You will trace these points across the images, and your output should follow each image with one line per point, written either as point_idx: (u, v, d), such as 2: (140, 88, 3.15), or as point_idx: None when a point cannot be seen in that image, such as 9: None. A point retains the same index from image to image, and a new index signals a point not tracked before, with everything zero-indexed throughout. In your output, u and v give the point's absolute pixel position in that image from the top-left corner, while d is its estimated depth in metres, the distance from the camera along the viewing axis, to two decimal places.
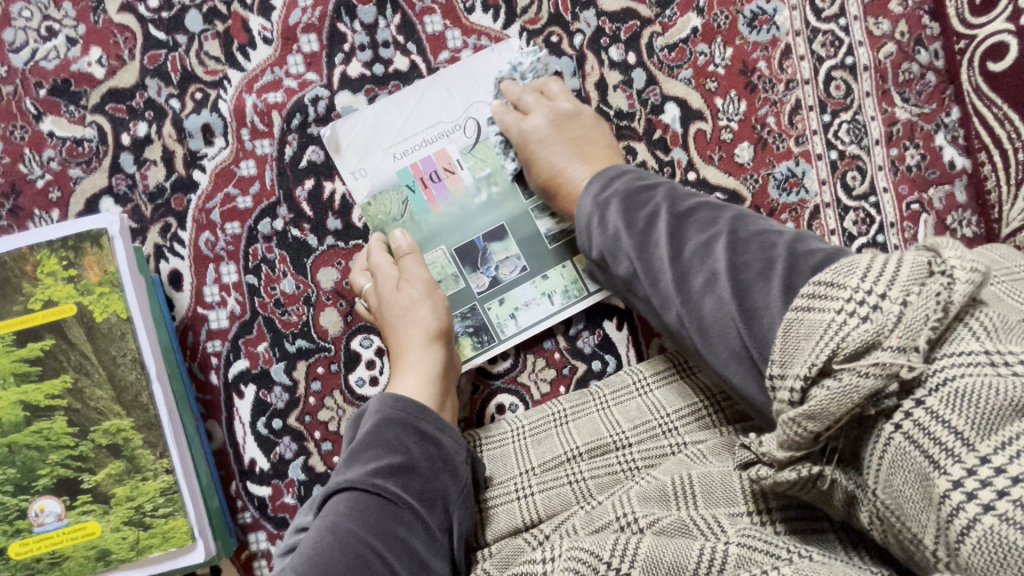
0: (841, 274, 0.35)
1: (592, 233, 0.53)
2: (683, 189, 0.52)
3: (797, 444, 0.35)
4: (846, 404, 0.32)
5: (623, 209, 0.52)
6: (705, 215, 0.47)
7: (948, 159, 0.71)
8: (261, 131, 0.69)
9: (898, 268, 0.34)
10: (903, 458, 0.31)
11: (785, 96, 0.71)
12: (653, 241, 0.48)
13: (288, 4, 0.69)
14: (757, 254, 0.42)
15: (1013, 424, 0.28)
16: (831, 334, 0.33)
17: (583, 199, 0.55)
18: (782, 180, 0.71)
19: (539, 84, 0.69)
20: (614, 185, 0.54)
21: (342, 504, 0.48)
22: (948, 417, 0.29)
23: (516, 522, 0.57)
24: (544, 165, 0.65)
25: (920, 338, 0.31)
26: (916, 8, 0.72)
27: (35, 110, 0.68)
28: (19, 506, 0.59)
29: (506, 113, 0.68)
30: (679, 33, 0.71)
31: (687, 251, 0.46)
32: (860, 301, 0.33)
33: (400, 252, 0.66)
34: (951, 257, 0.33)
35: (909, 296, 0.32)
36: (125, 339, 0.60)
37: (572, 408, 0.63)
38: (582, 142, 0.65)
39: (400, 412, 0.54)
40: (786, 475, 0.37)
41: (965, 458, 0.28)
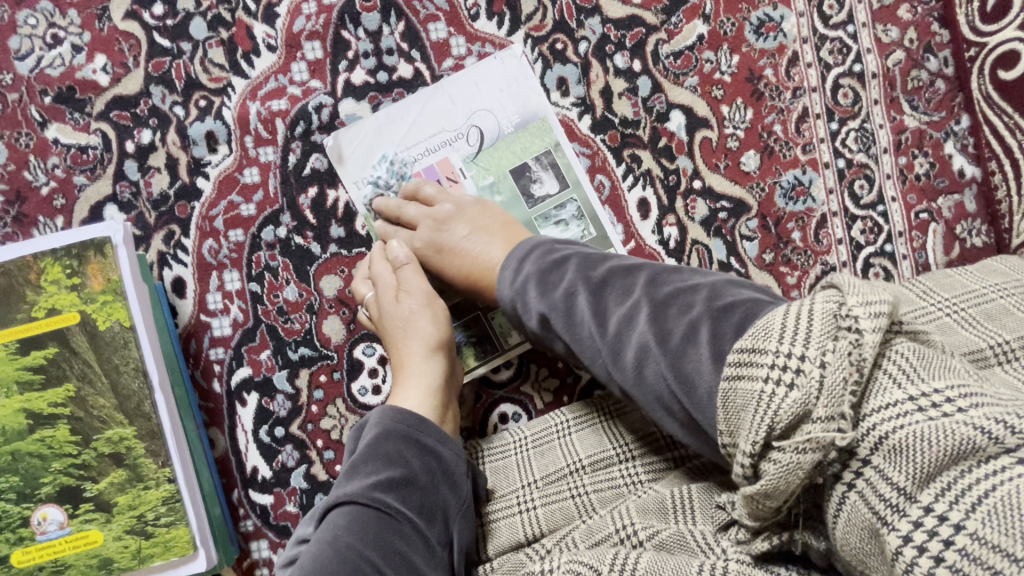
0: (760, 338, 0.35)
1: (524, 309, 0.53)
2: (595, 254, 0.52)
3: (761, 515, 0.36)
4: (789, 479, 0.33)
5: (543, 290, 0.51)
6: (621, 282, 0.48)
7: (958, 167, 0.71)
8: (265, 139, 0.69)
9: (811, 322, 0.34)
10: (854, 514, 0.32)
11: (791, 104, 0.70)
12: (579, 318, 0.48)
13: (292, 12, 0.69)
14: (677, 322, 0.42)
15: (948, 470, 0.29)
16: (764, 409, 0.33)
17: (501, 287, 0.55)
18: (788, 189, 0.70)
19: (409, 190, 0.67)
20: (527, 264, 0.54)
21: (343, 518, 0.48)
22: (890, 474, 0.30)
23: (518, 536, 0.56)
24: (453, 269, 0.63)
25: (844, 403, 0.31)
26: (926, 15, 0.71)
27: (40, 117, 0.68)
28: (21, 515, 0.59)
29: (392, 233, 0.67)
30: (684, 40, 0.70)
31: (615, 324, 0.46)
32: (783, 366, 0.33)
33: (397, 264, 0.64)
34: (855, 303, 0.34)
35: (827, 355, 0.32)
36: (128, 348, 0.60)
37: (575, 419, 0.63)
38: (476, 227, 0.63)
39: (401, 425, 0.54)
40: (759, 545, 0.40)
41: (911, 512, 0.29)
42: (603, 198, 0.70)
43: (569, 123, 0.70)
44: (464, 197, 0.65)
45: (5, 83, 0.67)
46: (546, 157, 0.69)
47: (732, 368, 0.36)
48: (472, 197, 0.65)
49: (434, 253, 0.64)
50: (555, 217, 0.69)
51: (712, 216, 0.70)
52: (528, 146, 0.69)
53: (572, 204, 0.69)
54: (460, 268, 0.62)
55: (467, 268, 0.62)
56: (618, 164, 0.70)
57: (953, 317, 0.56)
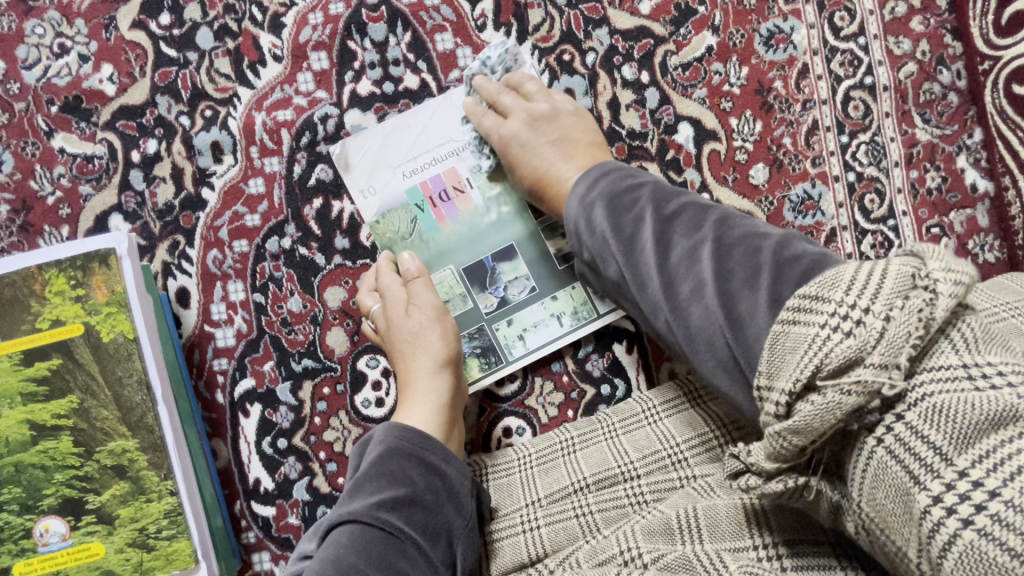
0: (825, 288, 0.34)
1: (585, 229, 0.52)
2: (670, 186, 0.51)
3: (782, 456, 0.34)
4: (824, 422, 0.32)
5: (609, 212, 0.51)
6: (690, 216, 0.46)
7: (970, 182, 0.70)
8: (271, 149, 0.68)
9: (883, 278, 0.33)
10: (883, 471, 0.30)
11: (801, 117, 0.69)
12: (641, 243, 0.47)
13: (299, 21, 0.69)
14: (742, 261, 0.41)
15: (990, 437, 0.28)
16: (815, 350, 0.32)
17: (569, 203, 0.55)
18: (797, 203, 0.69)
19: (515, 81, 0.66)
20: (599, 184, 0.53)
21: (345, 537, 0.48)
22: (928, 432, 0.29)
23: (522, 556, 0.55)
24: (528, 168, 0.63)
25: (901, 354, 0.31)
26: (939, 27, 0.70)
27: (47, 127, 0.68)
28: (24, 526, 0.59)
29: (479, 115, 0.66)
30: (693, 52, 0.70)
31: (677, 256, 0.45)
32: (843, 316, 0.32)
33: (409, 276, 0.65)
34: (935, 269, 0.32)
35: (893, 311, 0.32)
36: (132, 360, 0.60)
37: (579, 436, 0.62)
38: (561, 138, 0.63)
39: (406, 443, 0.54)
40: (773, 487, 0.36)
41: (944, 473, 0.28)
42: None
43: None
44: (562, 102, 0.65)
45: (12, 92, 0.68)
46: None
47: (789, 312, 0.35)
48: (569, 106, 0.65)
49: (517, 145, 0.64)
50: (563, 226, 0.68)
51: None
52: None
53: None
54: (533, 167, 0.63)
55: (539, 171, 0.62)
56: None
57: None
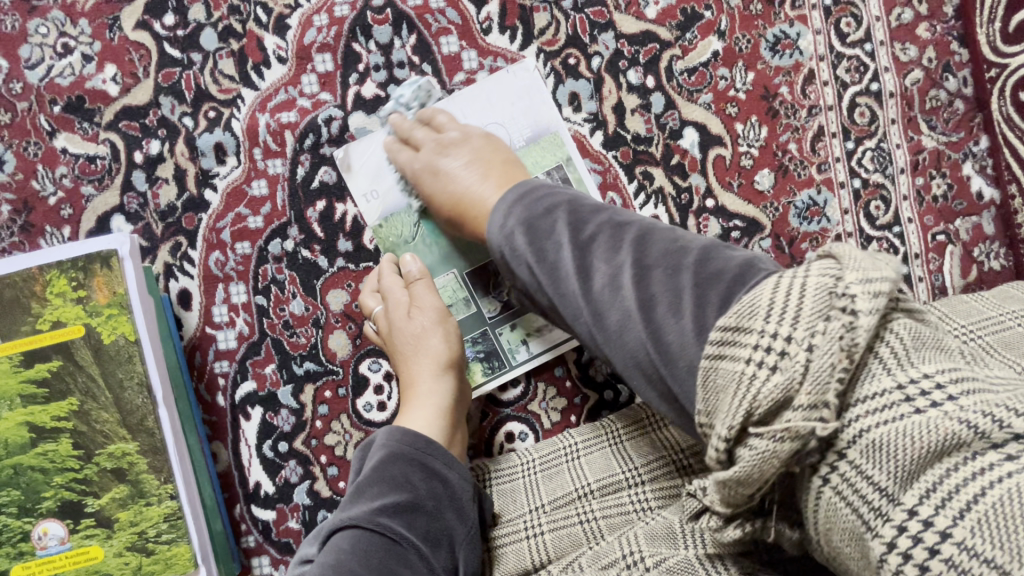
0: (745, 317, 0.34)
1: (509, 257, 0.50)
2: (587, 203, 0.49)
3: (733, 501, 0.35)
4: (763, 468, 0.31)
5: (529, 239, 0.48)
6: (608, 238, 0.45)
7: (976, 189, 0.69)
8: (274, 151, 0.68)
9: (803, 299, 0.32)
10: (833, 512, 0.30)
11: (807, 122, 0.69)
12: (564, 271, 0.46)
13: (303, 23, 0.68)
14: (663, 284, 0.40)
15: (933, 469, 0.27)
16: (744, 391, 0.32)
17: (489, 233, 0.52)
18: (802, 209, 0.69)
19: (426, 116, 0.66)
20: (516, 211, 0.50)
21: (346, 542, 0.47)
22: (870, 472, 0.29)
23: (525, 563, 0.55)
24: (443, 194, 0.61)
25: (830, 390, 0.30)
26: (945, 34, 0.70)
27: (49, 127, 0.67)
28: (22, 529, 0.58)
29: (397, 153, 0.66)
30: (699, 56, 0.69)
31: (601, 283, 0.43)
32: (767, 347, 0.32)
33: (411, 277, 0.65)
34: (852, 280, 0.32)
35: (816, 337, 0.31)
36: (132, 362, 0.59)
37: (584, 442, 0.61)
38: (475, 160, 0.61)
39: (408, 447, 0.53)
40: (731, 532, 0.38)
41: (894, 515, 0.28)
42: None
43: (581, 139, 0.69)
44: (473, 129, 0.64)
45: (14, 92, 0.67)
46: (557, 171, 0.68)
47: (715, 346, 0.35)
48: (479, 130, 0.64)
49: (430, 176, 0.62)
50: None
51: (725, 235, 0.69)
52: (540, 160, 0.68)
53: None
54: (449, 192, 0.60)
55: (454, 195, 0.60)
56: (629, 181, 0.69)
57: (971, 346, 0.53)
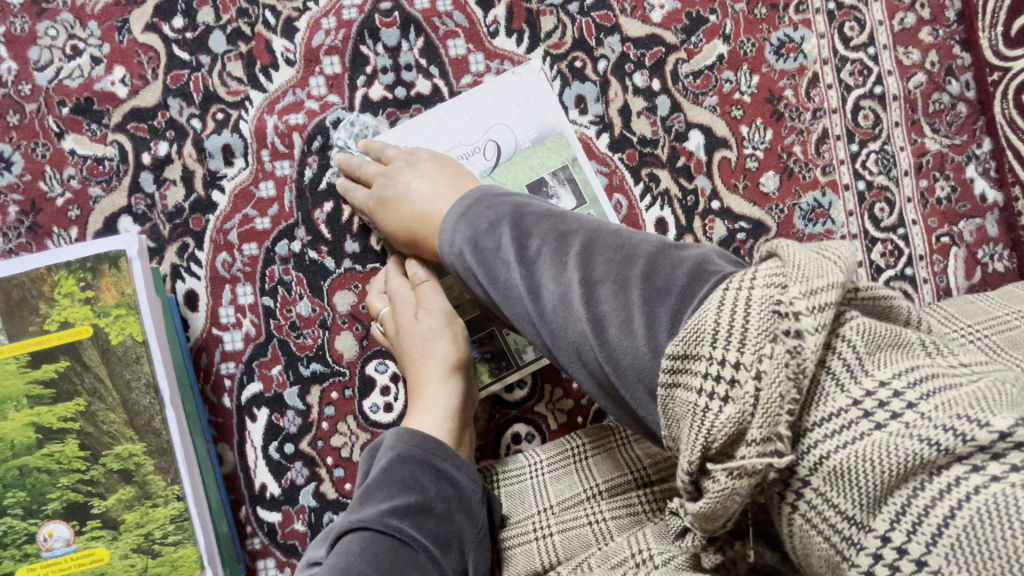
0: (691, 344, 0.33)
1: (465, 275, 0.51)
2: (532, 212, 0.49)
3: (712, 529, 0.34)
4: (729, 502, 0.31)
5: (478, 259, 0.49)
6: (553, 254, 0.45)
7: (980, 192, 0.70)
8: (282, 153, 0.68)
9: (748, 319, 0.32)
10: (807, 538, 0.30)
11: (811, 125, 0.70)
12: (513, 290, 0.46)
13: (312, 26, 0.69)
14: (610, 302, 0.40)
15: (900, 491, 0.27)
16: (699, 427, 0.32)
17: (443, 253, 0.53)
18: (807, 211, 0.69)
19: (376, 150, 0.66)
20: (461, 229, 0.51)
21: (356, 544, 0.46)
22: (835, 500, 0.28)
23: (534, 564, 0.54)
24: (396, 223, 0.62)
25: (782, 420, 0.30)
26: (948, 38, 0.70)
27: (57, 128, 0.67)
28: (27, 531, 0.58)
29: (352, 191, 0.66)
30: (704, 60, 0.70)
31: (549, 301, 0.43)
32: (717, 376, 0.31)
33: (418, 280, 0.64)
34: (796, 293, 0.31)
35: (763, 362, 0.30)
36: (140, 362, 0.59)
37: (591, 444, 0.61)
38: (423, 180, 0.61)
39: (417, 449, 0.53)
40: (714, 558, 0.38)
41: (867, 543, 0.28)
42: (620, 216, 0.69)
43: (587, 141, 0.70)
44: (420, 155, 0.64)
45: (23, 94, 0.67)
46: (563, 172, 0.68)
47: (668, 375, 0.34)
48: (428, 153, 0.64)
49: (382, 207, 0.63)
50: None
51: (730, 237, 0.69)
52: (546, 161, 0.68)
53: None
54: (405, 219, 0.61)
55: (407, 220, 0.60)
56: (635, 183, 0.70)
57: (978, 344, 0.54)
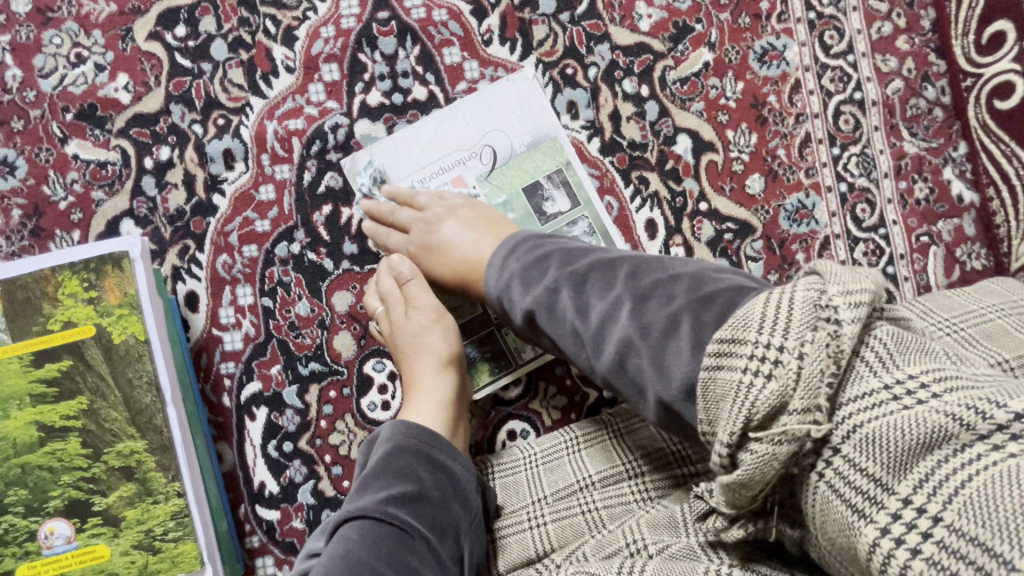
0: (739, 328, 0.36)
1: (508, 305, 0.54)
2: (575, 248, 0.53)
3: (738, 503, 0.37)
4: (764, 470, 0.33)
5: (525, 288, 0.52)
6: (600, 276, 0.48)
7: (957, 193, 0.72)
8: (281, 157, 0.70)
9: (792, 311, 0.35)
10: (827, 505, 0.31)
11: (794, 129, 0.72)
12: (561, 313, 0.49)
13: (311, 34, 0.71)
14: (658, 312, 0.42)
15: (923, 461, 0.29)
16: (742, 399, 0.34)
17: (487, 283, 0.56)
18: (792, 212, 0.72)
19: (406, 195, 0.68)
20: (509, 264, 0.55)
21: (355, 532, 0.48)
22: (864, 464, 0.30)
23: (529, 552, 0.56)
24: (444, 267, 0.65)
25: (820, 394, 0.32)
26: (923, 46, 0.73)
27: (61, 133, 0.69)
28: (28, 529, 0.59)
29: (385, 236, 0.68)
30: (691, 67, 0.73)
31: (595, 318, 0.46)
32: (762, 357, 0.34)
33: (403, 278, 0.65)
34: (835, 293, 0.35)
35: (805, 346, 0.33)
36: (142, 361, 0.60)
37: (584, 436, 0.62)
38: (465, 226, 0.65)
39: (413, 440, 0.54)
40: (735, 532, 0.40)
41: (889, 504, 0.29)
42: (611, 217, 0.71)
43: (579, 145, 0.72)
44: (454, 199, 0.67)
45: (28, 100, 0.69)
46: (557, 176, 0.71)
47: (713, 357, 0.37)
48: (461, 197, 0.67)
49: (426, 253, 0.66)
50: (567, 233, 0.70)
51: (718, 237, 0.72)
52: (541, 165, 0.71)
53: (583, 220, 0.70)
54: (452, 263, 0.64)
55: (453, 264, 0.64)
56: (626, 186, 0.72)
57: (956, 336, 0.56)
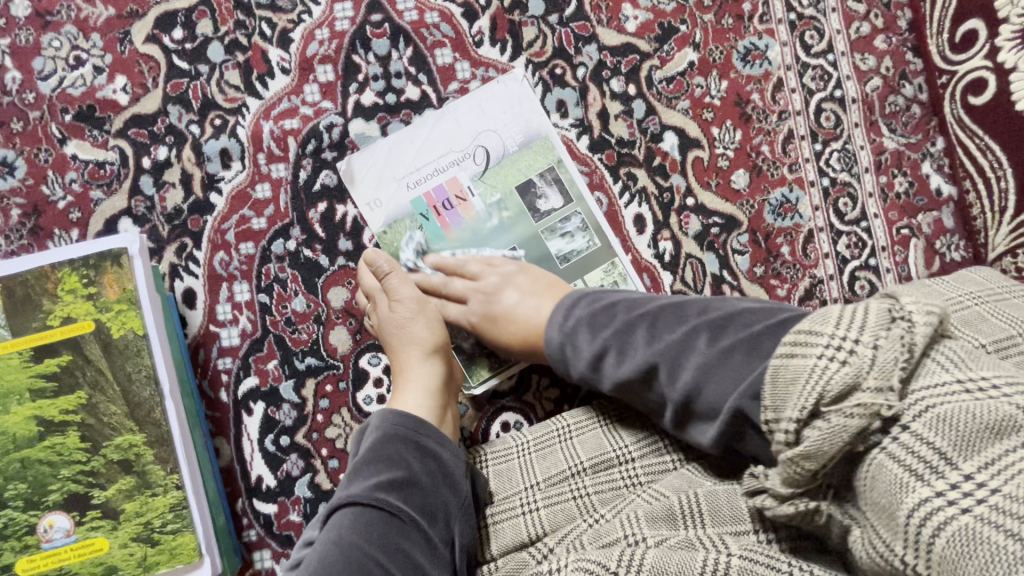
0: (818, 323, 0.40)
1: (576, 348, 0.59)
2: (641, 297, 0.58)
3: (795, 480, 0.39)
4: (832, 442, 0.36)
5: (593, 331, 0.58)
6: (671, 316, 0.54)
7: (935, 186, 0.75)
8: (277, 156, 0.71)
9: (866, 317, 0.39)
10: (882, 472, 0.34)
11: (777, 126, 0.75)
12: (631, 354, 0.54)
13: (306, 37, 0.72)
14: (738, 336, 0.48)
15: (994, 445, 0.31)
16: (815, 378, 0.37)
17: (550, 330, 0.61)
18: (776, 206, 0.74)
19: (455, 265, 0.69)
20: (576, 310, 0.60)
21: (347, 518, 0.49)
22: (931, 438, 0.32)
23: (522, 536, 0.57)
24: (507, 335, 0.65)
25: (893, 377, 0.35)
26: (900, 45, 0.76)
27: (60, 134, 0.70)
28: (28, 522, 0.59)
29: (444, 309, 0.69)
30: (676, 66, 0.75)
31: (669, 348, 0.51)
32: (838, 346, 0.37)
33: (382, 271, 0.67)
34: (909, 303, 0.38)
35: (880, 340, 0.37)
36: (140, 355, 0.61)
37: (576, 424, 0.64)
38: (525, 293, 0.66)
39: (402, 428, 0.55)
40: (785, 510, 0.41)
41: (950, 474, 0.31)
42: (601, 212, 0.73)
43: (570, 143, 0.74)
44: (505, 267, 0.68)
45: (27, 101, 0.70)
46: (549, 173, 0.72)
47: (787, 348, 0.40)
48: (513, 265, 0.68)
49: (490, 323, 0.66)
50: (560, 229, 0.72)
51: (705, 231, 0.73)
52: (533, 163, 0.73)
53: (576, 217, 0.72)
54: (515, 328, 0.65)
55: (519, 332, 0.65)
56: (615, 182, 0.74)
57: None
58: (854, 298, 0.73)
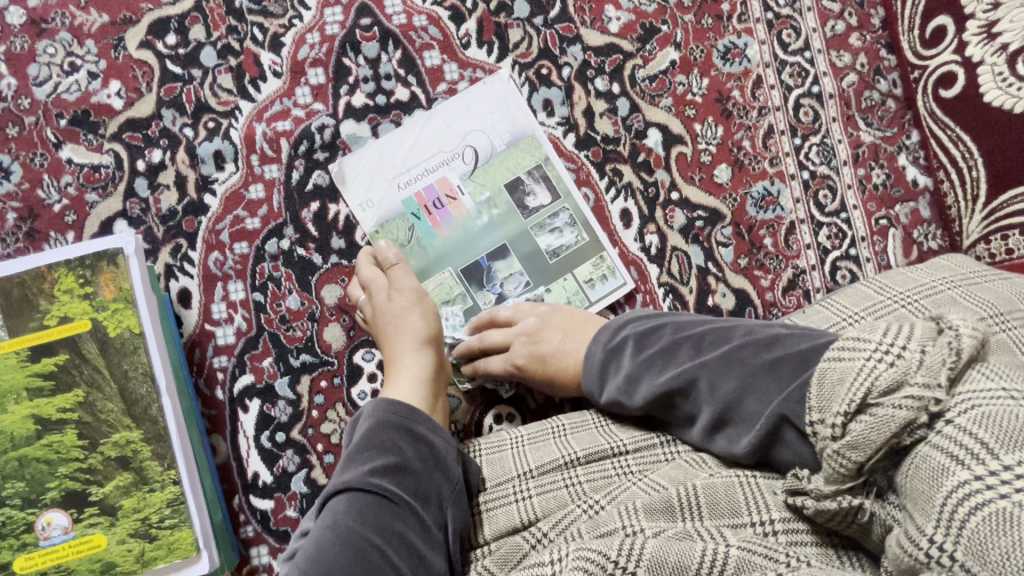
0: (865, 332, 0.41)
1: (619, 363, 0.61)
2: (688, 319, 0.60)
3: (840, 476, 0.40)
4: (879, 432, 0.37)
5: (638, 349, 0.60)
6: (716, 336, 0.55)
7: (912, 177, 0.77)
8: (270, 157, 0.73)
9: (913, 330, 0.40)
10: (925, 462, 0.35)
11: (758, 121, 0.77)
12: (675, 365, 0.56)
13: (297, 41, 0.74)
14: (788, 352, 0.50)
15: None
16: (862, 376, 0.38)
17: (593, 348, 0.63)
18: (758, 199, 0.76)
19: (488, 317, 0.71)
20: (625, 329, 0.62)
21: (342, 503, 0.50)
22: (977, 433, 0.34)
23: (515, 521, 0.58)
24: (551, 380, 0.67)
25: (941, 377, 0.37)
26: (874, 42, 0.78)
27: (55, 139, 0.71)
28: (26, 520, 0.60)
29: (484, 364, 0.70)
30: (658, 65, 0.77)
31: (714, 362, 0.53)
32: (886, 349, 0.39)
33: (389, 262, 0.69)
34: (955, 319, 0.40)
35: (927, 346, 0.38)
36: (137, 353, 0.62)
37: (571, 423, 0.66)
38: (568, 333, 0.67)
39: (394, 415, 0.57)
40: (828, 505, 0.43)
41: (992, 463, 0.32)
42: (589, 208, 0.75)
43: (556, 140, 0.75)
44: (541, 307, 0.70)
45: (22, 107, 0.71)
46: (537, 170, 0.74)
47: (835, 353, 0.42)
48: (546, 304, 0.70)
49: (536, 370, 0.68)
50: (549, 225, 0.74)
51: (689, 224, 0.75)
52: (520, 161, 0.74)
53: (564, 212, 0.74)
54: (559, 367, 0.67)
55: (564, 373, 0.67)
56: (601, 178, 0.75)
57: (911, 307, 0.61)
58: (836, 287, 0.75)
